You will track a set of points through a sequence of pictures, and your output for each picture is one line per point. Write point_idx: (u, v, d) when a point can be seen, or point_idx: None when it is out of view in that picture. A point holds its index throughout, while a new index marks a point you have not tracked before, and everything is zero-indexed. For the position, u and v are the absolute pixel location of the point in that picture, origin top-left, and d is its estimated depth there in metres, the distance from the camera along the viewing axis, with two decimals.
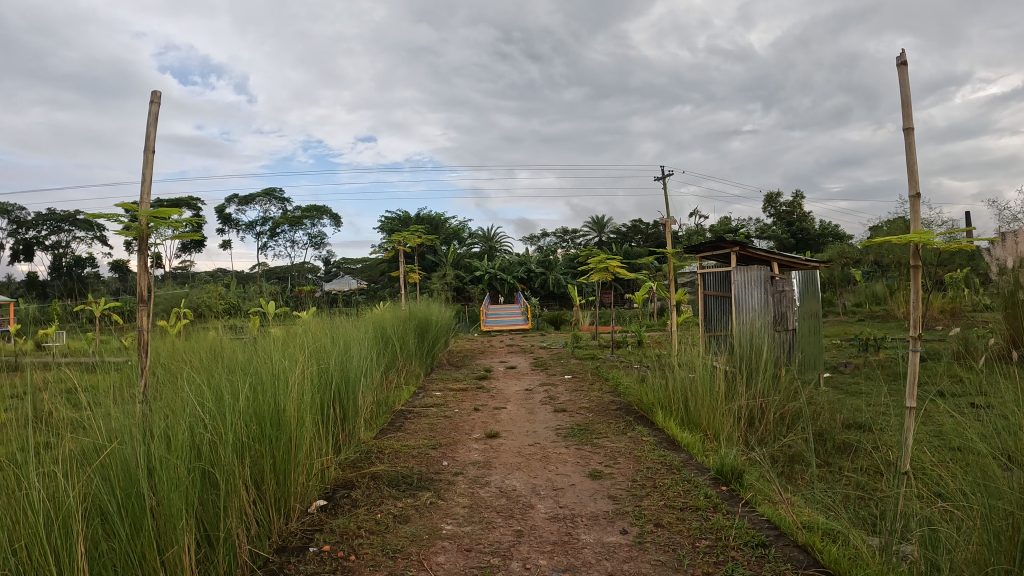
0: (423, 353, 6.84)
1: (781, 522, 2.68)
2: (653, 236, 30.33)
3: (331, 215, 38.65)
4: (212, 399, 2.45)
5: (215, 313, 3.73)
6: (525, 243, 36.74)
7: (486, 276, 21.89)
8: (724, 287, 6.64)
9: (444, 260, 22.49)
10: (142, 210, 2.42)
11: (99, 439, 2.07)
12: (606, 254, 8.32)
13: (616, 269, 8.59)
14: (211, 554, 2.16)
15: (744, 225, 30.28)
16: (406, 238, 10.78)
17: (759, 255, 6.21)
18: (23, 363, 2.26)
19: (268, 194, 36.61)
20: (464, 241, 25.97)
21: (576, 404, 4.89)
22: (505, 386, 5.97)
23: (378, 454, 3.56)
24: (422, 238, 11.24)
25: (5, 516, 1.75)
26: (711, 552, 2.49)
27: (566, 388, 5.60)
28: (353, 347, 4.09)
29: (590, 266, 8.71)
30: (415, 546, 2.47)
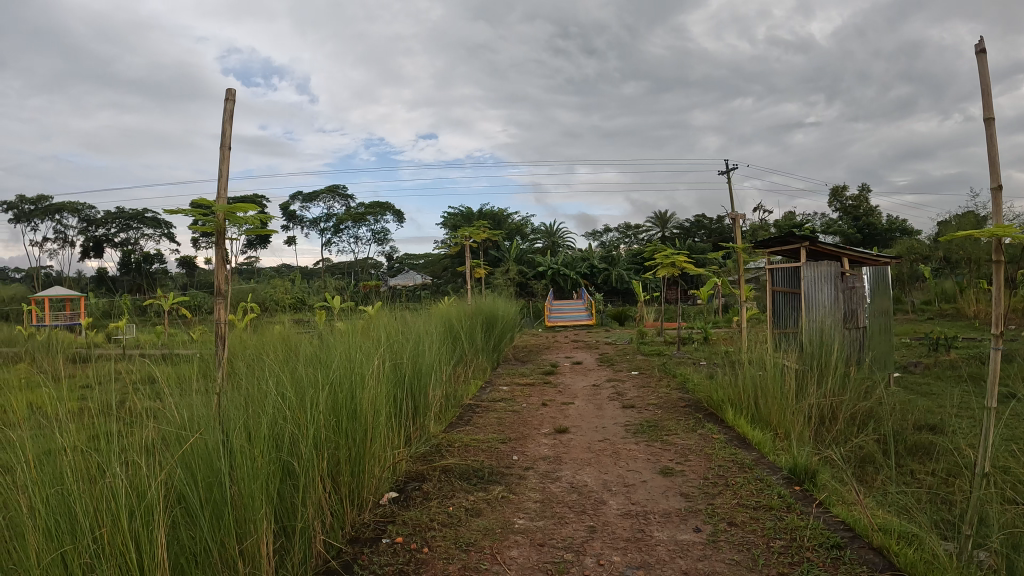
0: (489, 347, 6.84)
1: (857, 524, 2.59)
2: (718, 232, 29.94)
3: (396, 213, 39.10)
4: (293, 391, 2.50)
5: (281, 308, 3.78)
6: (589, 238, 36.82)
7: (549, 272, 21.70)
8: (793, 283, 6.47)
9: (507, 257, 22.45)
10: (218, 209, 2.29)
11: (181, 430, 2.13)
12: (672, 249, 8.13)
13: (683, 263, 8.47)
14: (288, 544, 2.22)
15: (809, 220, 29.62)
16: (473, 233, 10.85)
17: (828, 251, 6.04)
18: (100, 354, 2.34)
19: (332, 190, 37.07)
20: (527, 237, 26.02)
21: (644, 400, 4.82)
22: (573, 381, 5.96)
23: (448, 448, 3.55)
24: (487, 233, 11.24)
25: (89, 504, 1.83)
26: (787, 552, 2.42)
27: (634, 383, 5.55)
28: (423, 342, 4.09)
29: (656, 261, 8.60)
30: (488, 540, 2.49)
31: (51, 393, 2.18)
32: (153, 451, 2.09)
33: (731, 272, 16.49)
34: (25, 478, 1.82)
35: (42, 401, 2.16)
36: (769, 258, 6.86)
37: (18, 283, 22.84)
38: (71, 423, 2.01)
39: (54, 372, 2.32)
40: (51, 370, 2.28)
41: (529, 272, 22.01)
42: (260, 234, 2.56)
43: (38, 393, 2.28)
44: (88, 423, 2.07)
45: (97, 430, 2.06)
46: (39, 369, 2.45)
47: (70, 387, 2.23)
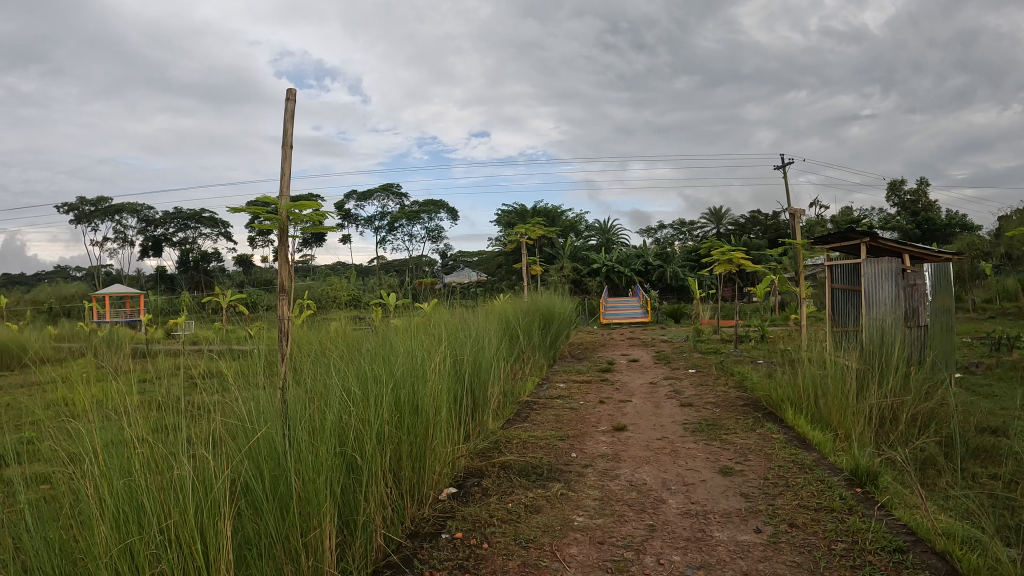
0: (546, 344, 6.81)
1: (920, 528, 2.50)
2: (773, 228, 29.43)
3: (450, 211, 39.21)
4: (358, 388, 2.56)
5: (338, 304, 3.81)
6: (644, 235, 36.58)
7: (603, 269, 21.57)
8: (852, 280, 6.32)
9: (562, 254, 22.30)
10: (281, 205, 2.26)
11: (247, 424, 2.21)
12: (730, 245, 7.97)
13: (741, 260, 8.32)
14: (350, 538, 2.33)
15: (866, 216, 28.91)
16: (529, 230, 10.84)
17: (889, 247, 5.88)
18: (159, 349, 2.38)
19: (387, 189, 37.44)
20: (583, 233, 25.87)
21: (702, 398, 4.75)
22: (630, 379, 5.90)
23: (507, 445, 3.57)
24: (543, 230, 11.22)
25: (158, 492, 1.88)
26: (848, 555, 2.36)
27: (692, 382, 5.49)
28: (482, 340, 4.09)
29: (713, 258, 8.49)
30: (548, 537, 2.59)
31: (117, 387, 2.23)
32: (216, 444, 2.14)
33: (788, 269, 16.19)
34: (95, 467, 1.86)
35: (108, 394, 2.21)
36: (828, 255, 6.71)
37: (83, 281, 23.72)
38: (139, 415, 2.06)
39: (117, 366, 2.36)
40: (114, 364, 2.31)
41: (585, 270, 21.87)
42: (322, 232, 2.48)
43: (103, 386, 2.32)
44: (155, 415, 2.12)
45: (163, 423, 2.11)
46: (100, 363, 2.45)
47: (135, 382, 2.28)
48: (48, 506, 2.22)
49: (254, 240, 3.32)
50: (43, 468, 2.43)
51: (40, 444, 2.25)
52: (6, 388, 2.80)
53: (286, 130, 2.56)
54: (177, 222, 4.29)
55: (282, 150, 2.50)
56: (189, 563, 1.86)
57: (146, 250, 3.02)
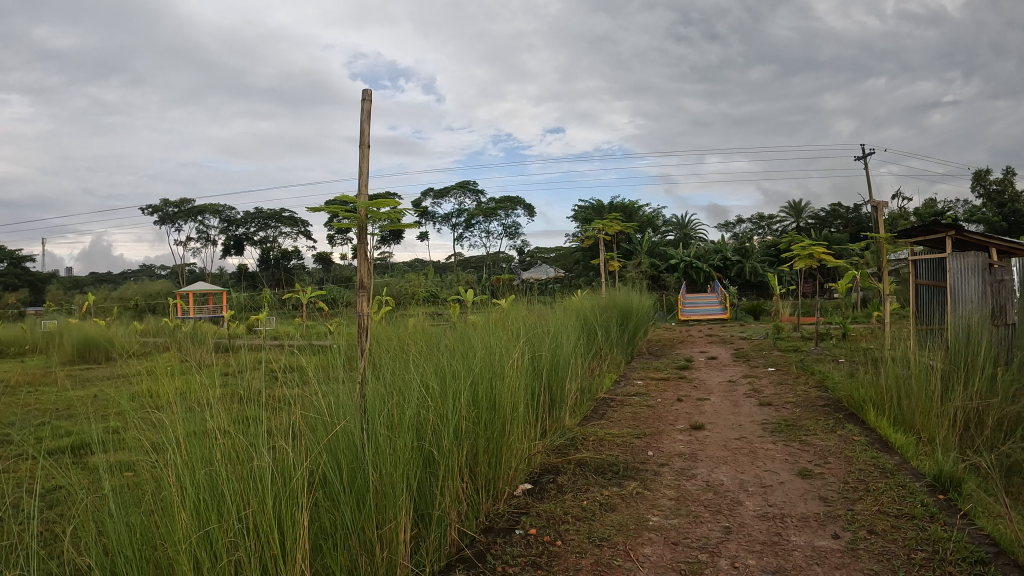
0: (623, 341, 6.79)
1: (1004, 539, 2.36)
2: (855, 221, 28.52)
3: (526, 207, 39.14)
4: (437, 384, 2.59)
5: (416, 300, 3.85)
6: (724, 228, 36.00)
7: (682, 264, 20.84)
8: (939, 276, 6.11)
9: (638, 249, 21.88)
10: (360, 204, 2.26)
11: (326, 417, 2.25)
12: (809, 240, 7.73)
13: (822, 255, 8.08)
14: (425, 532, 2.35)
15: (950, 207, 27.61)
16: (605, 225, 10.84)
17: (977, 240, 5.61)
18: (242, 343, 2.44)
19: (464, 185, 37.40)
20: (660, 228, 25.27)
21: (781, 398, 4.63)
22: (708, 376, 5.80)
23: (583, 442, 3.55)
24: (621, 226, 11.24)
25: (238, 482, 1.94)
26: (929, 565, 2.26)
27: (771, 380, 5.36)
28: (560, 337, 4.08)
29: (792, 253, 8.27)
30: (622, 536, 2.56)
31: (200, 379, 2.29)
32: (296, 436, 2.19)
33: (871, 264, 15.59)
34: (178, 456, 1.93)
35: (191, 386, 2.27)
36: (913, 249, 6.44)
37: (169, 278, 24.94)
38: (222, 407, 2.12)
39: (199, 359, 2.41)
40: (197, 357, 2.37)
41: (662, 264, 21.59)
42: (401, 230, 2.46)
43: (186, 377, 2.39)
44: (236, 407, 2.17)
45: (244, 415, 2.17)
46: (184, 356, 2.47)
47: (218, 375, 2.34)
48: (131, 492, 2.30)
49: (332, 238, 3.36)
50: (125, 456, 2.49)
51: (126, 432, 2.32)
52: (88, 376, 2.83)
53: (362, 129, 2.55)
54: (258, 221, 4.41)
55: (359, 148, 2.49)
56: (266, 551, 1.91)
57: (228, 248, 3.08)
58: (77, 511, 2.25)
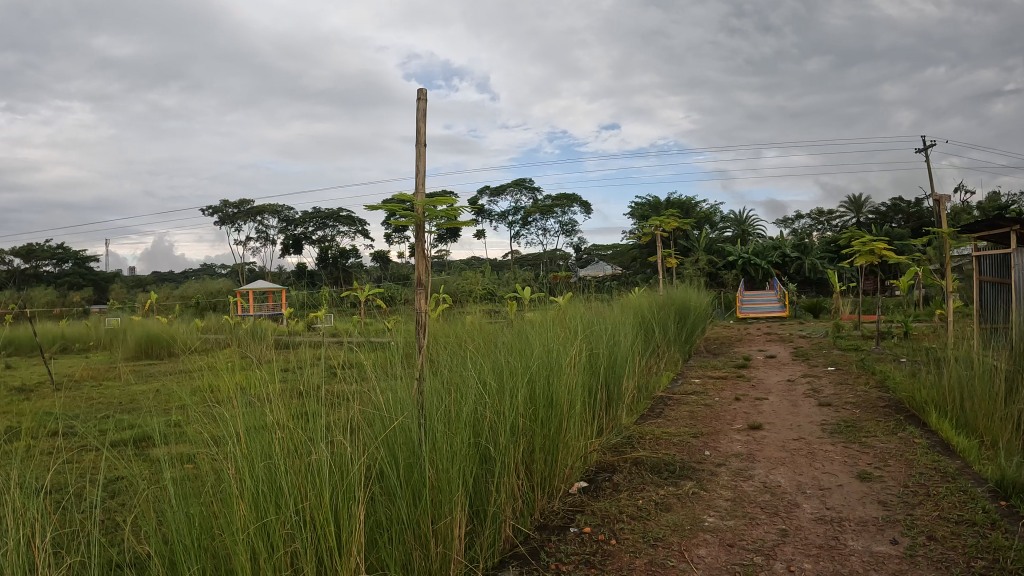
0: (680, 339, 6.73)
1: None
2: (917, 216, 27.74)
3: (581, 204, 39.08)
4: (494, 380, 2.62)
5: (473, 297, 3.88)
6: (783, 224, 35.40)
7: (740, 262, 20.42)
8: (1004, 273, 5.89)
9: (695, 247, 21.39)
10: (418, 202, 2.28)
11: (384, 412, 2.28)
12: (870, 235, 7.55)
13: (884, 251, 7.87)
14: (480, 528, 2.36)
15: (1015, 202, 26.57)
16: (662, 222, 10.79)
17: None
18: (303, 340, 2.48)
19: (519, 184, 37.80)
20: (717, 225, 25.11)
21: (841, 398, 4.53)
22: (766, 375, 5.71)
23: (639, 440, 3.53)
24: (678, 222, 11.17)
25: (296, 475, 1.97)
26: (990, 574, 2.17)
27: (831, 380, 5.24)
28: (618, 335, 4.07)
29: (852, 249, 8.09)
30: (677, 536, 2.52)
31: (260, 375, 2.33)
32: (353, 431, 2.21)
33: (932, 261, 15.11)
34: (238, 449, 1.97)
35: (251, 381, 2.31)
36: (977, 245, 6.23)
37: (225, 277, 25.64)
38: (281, 402, 2.16)
39: (260, 355, 2.45)
40: (256, 353, 2.40)
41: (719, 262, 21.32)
42: (457, 228, 2.49)
43: (247, 373, 2.42)
44: (295, 402, 2.21)
45: (302, 409, 2.20)
46: (244, 353, 2.50)
47: (277, 370, 2.37)
48: (190, 484, 2.35)
49: (389, 236, 3.40)
50: (185, 449, 2.54)
51: (188, 426, 2.36)
52: (151, 372, 2.90)
53: (418, 127, 2.58)
54: (316, 221, 4.50)
55: (416, 146, 2.51)
56: (321, 543, 1.94)
57: (289, 247, 3.14)
58: (139, 501, 2.31)
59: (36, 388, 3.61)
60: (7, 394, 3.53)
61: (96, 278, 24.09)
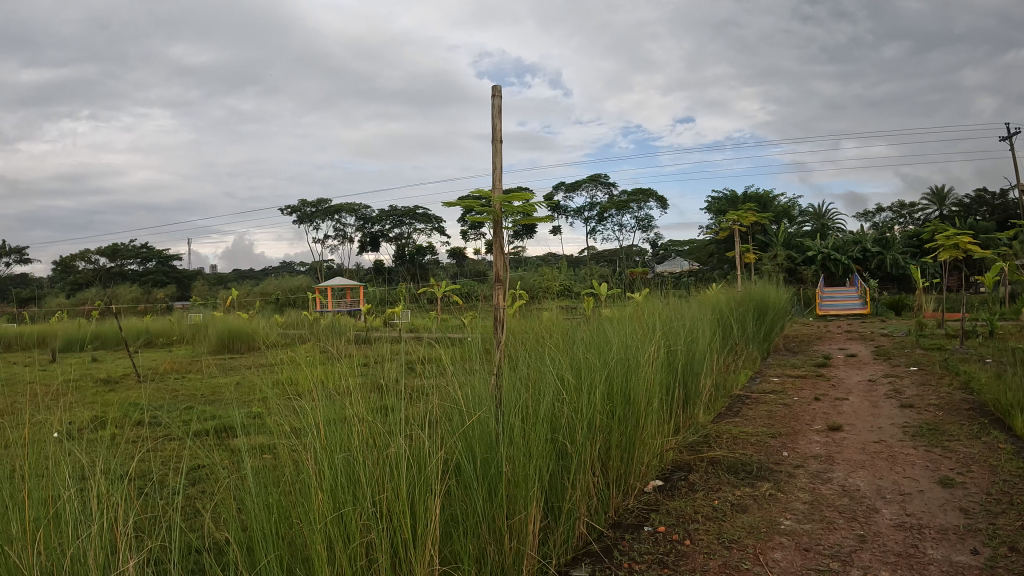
0: (759, 335, 6.62)
1: None
2: (1002, 209, 26.59)
3: (657, 199, 38.74)
4: (572, 377, 2.65)
5: (551, 294, 3.91)
6: (864, 217, 34.44)
7: (820, 256, 19.35)
8: None
9: (774, 240, 20.72)
10: (496, 198, 2.31)
11: (463, 407, 2.31)
12: (955, 229, 7.25)
13: (970, 246, 7.55)
14: (554, 524, 2.37)
15: None
16: (741, 215, 10.68)
17: None
18: (385, 335, 2.54)
19: (595, 180, 37.67)
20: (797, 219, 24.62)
21: (924, 399, 4.38)
22: (846, 374, 5.59)
23: (716, 439, 3.55)
24: (757, 215, 11.02)
25: (376, 467, 2.01)
26: None
27: (914, 381, 5.08)
28: (696, 331, 4.05)
29: (937, 242, 7.81)
30: (753, 539, 2.48)
31: (339, 368, 2.36)
32: (432, 425, 2.24)
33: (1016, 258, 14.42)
34: (319, 441, 2.01)
35: (331, 375, 2.34)
36: None
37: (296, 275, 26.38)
38: (361, 395, 2.19)
39: (338, 350, 2.49)
40: (336, 348, 2.44)
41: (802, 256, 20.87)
42: (534, 224, 2.51)
43: (326, 367, 2.46)
44: (375, 396, 2.24)
45: (381, 403, 2.23)
46: (324, 347, 2.55)
47: (356, 364, 2.40)
48: (269, 473, 2.40)
49: (466, 233, 3.46)
50: (265, 439, 2.61)
51: (268, 418, 2.41)
52: (234, 365, 3.00)
53: (493, 124, 2.61)
54: (393, 219, 4.60)
55: (492, 144, 2.54)
56: (398, 534, 1.96)
57: (369, 245, 3.22)
58: (220, 489, 2.37)
59: (121, 381, 3.77)
60: (96, 385, 3.70)
61: (177, 274, 25.06)
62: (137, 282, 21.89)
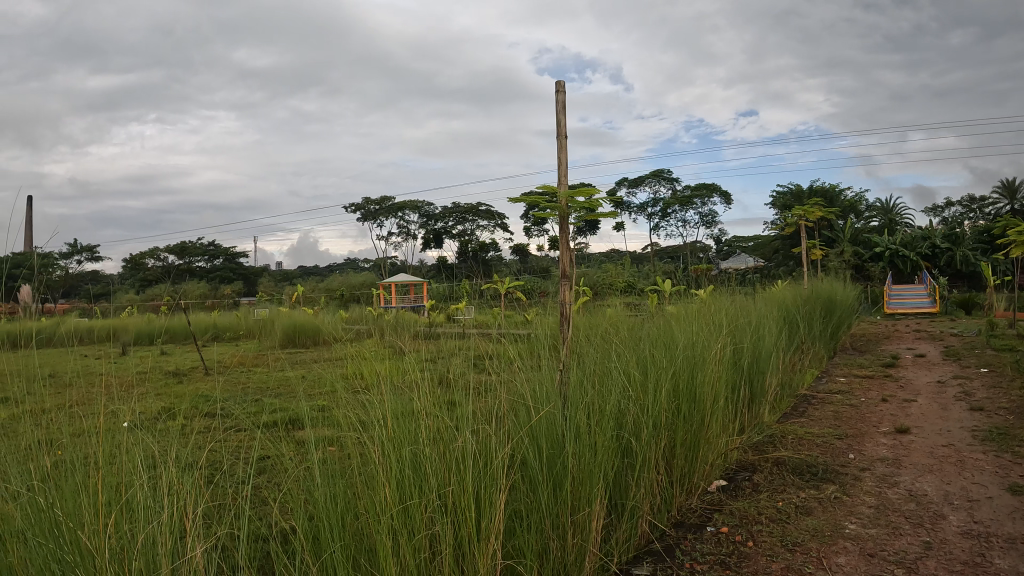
0: (826, 334, 6.48)
1: None
2: None
3: (722, 194, 38.26)
4: (638, 374, 2.66)
5: (613, 290, 3.93)
6: (935, 213, 33.38)
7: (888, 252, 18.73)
8: None
9: (841, 237, 20.21)
10: (563, 193, 2.33)
11: (529, 402, 2.33)
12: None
13: None
14: (617, 522, 2.37)
15: None
16: (806, 210, 10.49)
17: None
18: (452, 331, 2.59)
19: (659, 173, 37.58)
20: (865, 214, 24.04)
21: (997, 403, 4.23)
22: (915, 375, 5.44)
23: (781, 440, 3.51)
24: (822, 210, 10.82)
25: (444, 460, 2.03)
26: None
27: (986, 383, 4.90)
28: (762, 329, 4.01)
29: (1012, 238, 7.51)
30: (816, 542, 2.44)
31: (407, 362, 2.40)
32: (498, 420, 2.26)
33: None
34: (387, 433, 2.05)
35: (397, 369, 2.38)
36: None
37: (355, 273, 26.93)
38: (427, 389, 2.22)
39: (402, 344, 2.52)
40: (403, 343, 2.48)
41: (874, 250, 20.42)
42: (598, 219, 2.52)
43: (393, 361, 2.50)
44: (441, 391, 2.27)
45: (447, 397, 2.27)
46: (388, 342, 2.59)
47: (422, 358, 2.44)
48: (336, 464, 2.44)
49: (529, 229, 3.51)
50: (331, 432, 2.66)
51: (335, 410, 2.45)
52: (300, 359, 3.06)
53: (557, 120, 2.64)
54: (455, 216, 4.68)
55: (557, 140, 2.57)
56: (462, 529, 1.98)
57: (433, 241, 3.30)
58: (288, 479, 2.39)
59: (190, 374, 3.90)
60: (168, 377, 3.83)
61: (245, 273, 25.55)
62: (203, 279, 22.61)
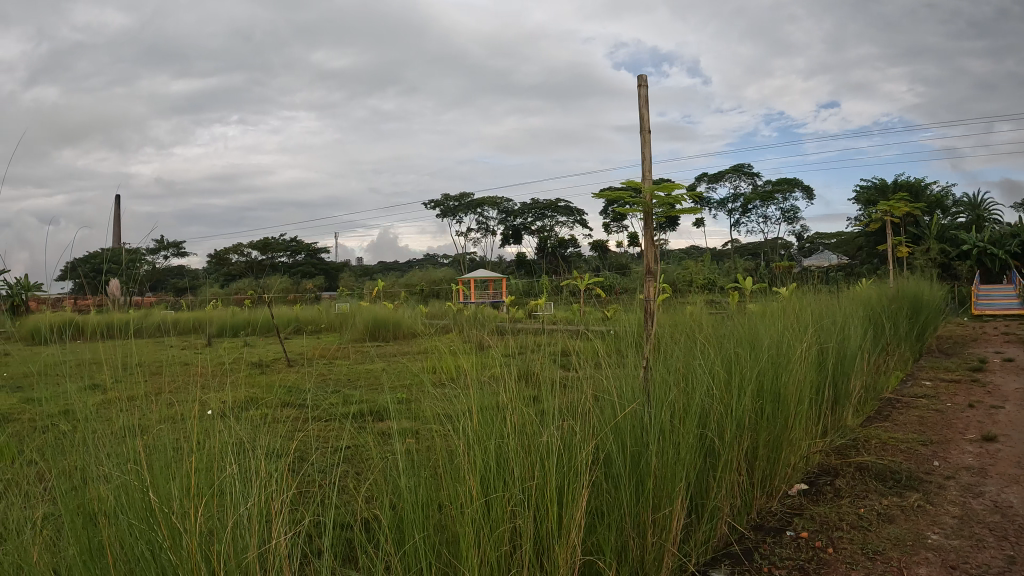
0: (910, 335, 6.25)
1: None
2: None
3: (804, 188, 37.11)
4: (722, 374, 2.65)
5: (692, 288, 3.90)
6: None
7: (974, 249, 18.06)
8: None
9: (926, 232, 19.41)
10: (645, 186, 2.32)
11: (613, 398, 2.35)
12: None
13: None
14: (696, 522, 2.35)
15: None
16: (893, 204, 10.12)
17: None
18: (535, 328, 2.63)
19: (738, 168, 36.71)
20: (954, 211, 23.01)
21: None
22: (1006, 381, 5.20)
23: (865, 444, 3.43)
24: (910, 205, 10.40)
25: (529, 453, 2.07)
26: None
27: None
28: (847, 329, 3.91)
29: None
30: (898, 552, 2.36)
31: (491, 357, 2.44)
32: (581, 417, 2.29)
33: None
34: (472, 426, 2.10)
35: (480, 364, 2.43)
36: None
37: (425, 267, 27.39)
38: (512, 384, 2.26)
39: (484, 340, 2.57)
40: (488, 339, 2.53)
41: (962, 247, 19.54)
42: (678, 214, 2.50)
43: (478, 356, 2.55)
44: (526, 386, 2.31)
45: (531, 392, 2.30)
46: (467, 337, 2.64)
47: (505, 353, 2.48)
48: (418, 454, 2.50)
49: (608, 226, 3.52)
50: (414, 424, 2.74)
51: (419, 403, 2.51)
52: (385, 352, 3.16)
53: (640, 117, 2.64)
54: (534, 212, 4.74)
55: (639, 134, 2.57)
56: (542, 522, 2.00)
57: (512, 237, 3.35)
58: (374, 469, 2.46)
59: (274, 364, 4.05)
60: (253, 368, 3.99)
61: (323, 265, 26.45)
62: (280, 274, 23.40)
